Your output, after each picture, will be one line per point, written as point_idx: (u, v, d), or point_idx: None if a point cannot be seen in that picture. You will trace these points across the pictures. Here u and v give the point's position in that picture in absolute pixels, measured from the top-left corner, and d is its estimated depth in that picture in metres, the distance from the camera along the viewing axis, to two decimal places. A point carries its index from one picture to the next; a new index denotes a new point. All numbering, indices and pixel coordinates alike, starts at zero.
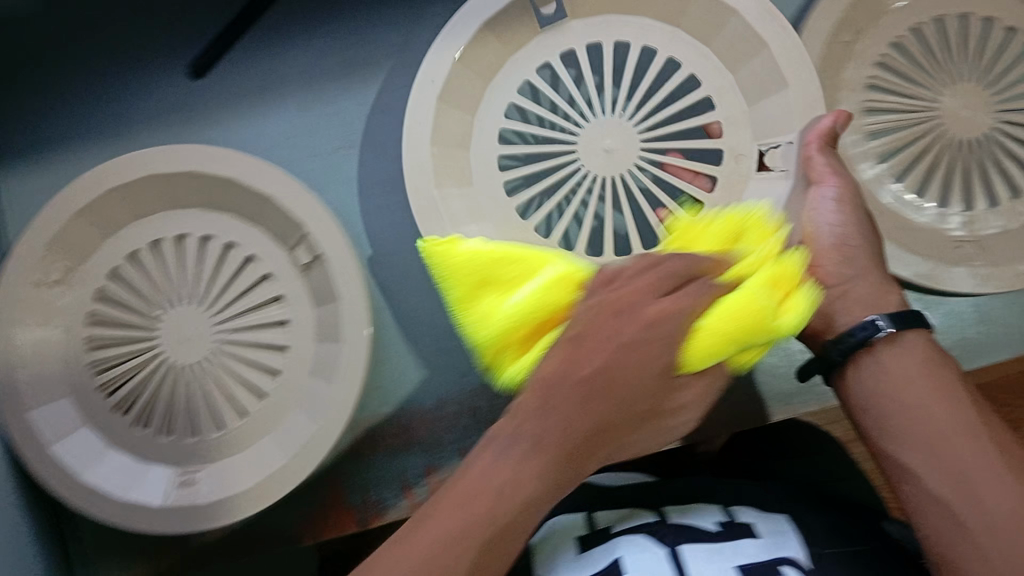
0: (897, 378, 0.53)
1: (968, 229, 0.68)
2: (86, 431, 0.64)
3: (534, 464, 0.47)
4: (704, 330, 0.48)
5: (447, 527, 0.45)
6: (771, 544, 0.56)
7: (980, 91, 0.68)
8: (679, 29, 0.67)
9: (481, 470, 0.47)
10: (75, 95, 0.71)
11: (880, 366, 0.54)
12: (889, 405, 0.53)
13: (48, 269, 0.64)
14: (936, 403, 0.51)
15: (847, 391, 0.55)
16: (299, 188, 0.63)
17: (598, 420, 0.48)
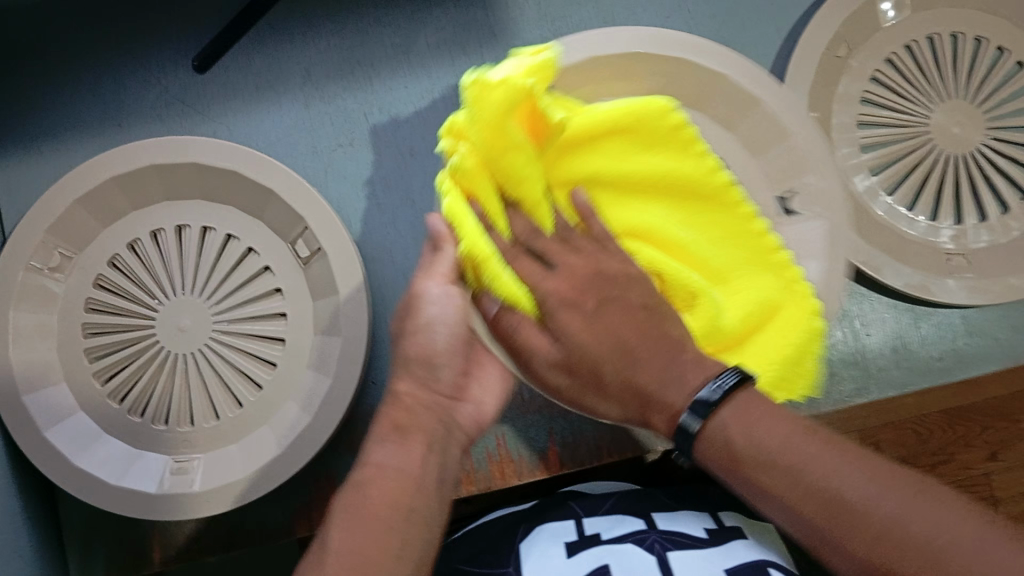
0: (724, 460, 0.49)
1: (956, 243, 0.70)
2: (81, 417, 0.65)
3: (392, 438, 0.52)
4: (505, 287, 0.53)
5: (343, 538, 0.47)
6: (756, 548, 0.58)
7: (971, 108, 0.69)
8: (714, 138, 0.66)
9: (350, 506, 0.49)
10: (76, 85, 0.71)
11: (708, 452, 0.50)
12: (760, 466, 0.48)
13: (48, 255, 0.64)
14: (807, 470, 0.47)
15: (712, 457, 0.50)
16: (297, 178, 0.64)
17: (415, 415, 0.53)
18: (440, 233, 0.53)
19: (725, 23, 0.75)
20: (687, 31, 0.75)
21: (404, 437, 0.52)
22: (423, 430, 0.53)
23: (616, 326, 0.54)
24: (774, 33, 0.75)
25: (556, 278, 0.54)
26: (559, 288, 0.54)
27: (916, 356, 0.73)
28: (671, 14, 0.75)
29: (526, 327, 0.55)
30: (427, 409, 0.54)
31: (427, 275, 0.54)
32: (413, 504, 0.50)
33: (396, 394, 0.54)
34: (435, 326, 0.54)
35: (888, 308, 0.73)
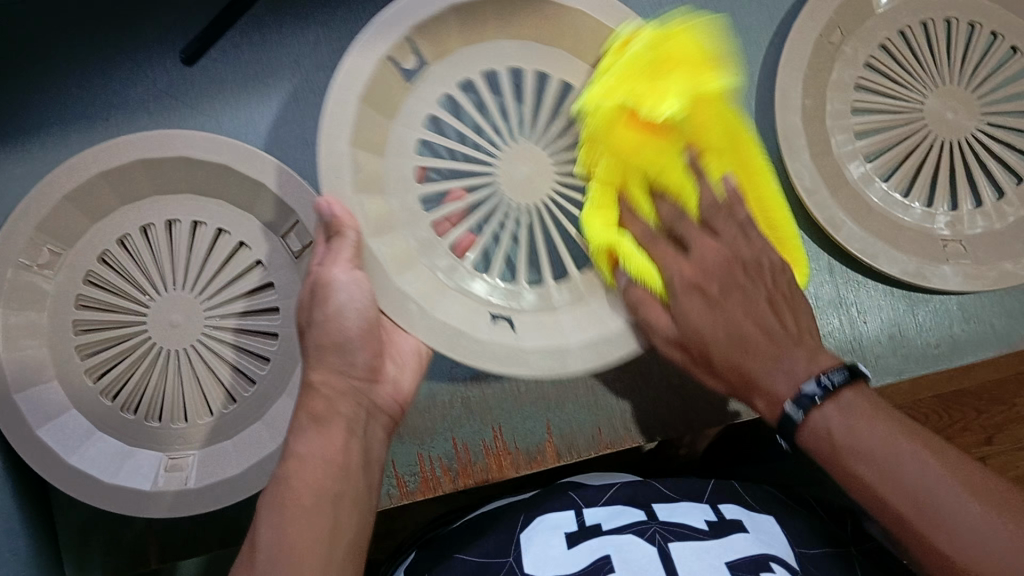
0: (824, 448, 0.51)
1: (952, 229, 0.69)
2: (74, 415, 0.64)
3: (315, 425, 0.54)
4: (635, 269, 0.59)
5: (273, 530, 0.50)
6: (760, 540, 0.58)
7: (965, 94, 0.69)
8: None
9: (275, 494, 0.52)
10: (63, 78, 0.70)
11: (809, 440, 0.52)
12: (863, 455, 0.49)
13: (37, 252, 0.63)
14: (896, 465, 0.48)
15: (824, 442, 0.51)
16: (288, 171, 0.63)
17: (333, 402, 0.56)
18: (338, 219, 0.55)
19: (718, 9, 0.75)
20: None
21: (324, 423, 0.55)
22: (341, 417, 0.56)
23: (737, 318, 0.56)
24: (768, 21, 0.75)
25: (684, 260, 0.58)
26: (683, 274, 0.58)
27: (913, 343, 0.73)
28: (663, 1, 0.74)
29: (654, 309, 0.58)
30: (341, 395, 0.57)
31: (333, 261, 0.55)
32: (338, 490, 0.53)
33: (311, 383, 0.56)
34: (345, 310, 0.56)
35: (884, 295, 0.73)
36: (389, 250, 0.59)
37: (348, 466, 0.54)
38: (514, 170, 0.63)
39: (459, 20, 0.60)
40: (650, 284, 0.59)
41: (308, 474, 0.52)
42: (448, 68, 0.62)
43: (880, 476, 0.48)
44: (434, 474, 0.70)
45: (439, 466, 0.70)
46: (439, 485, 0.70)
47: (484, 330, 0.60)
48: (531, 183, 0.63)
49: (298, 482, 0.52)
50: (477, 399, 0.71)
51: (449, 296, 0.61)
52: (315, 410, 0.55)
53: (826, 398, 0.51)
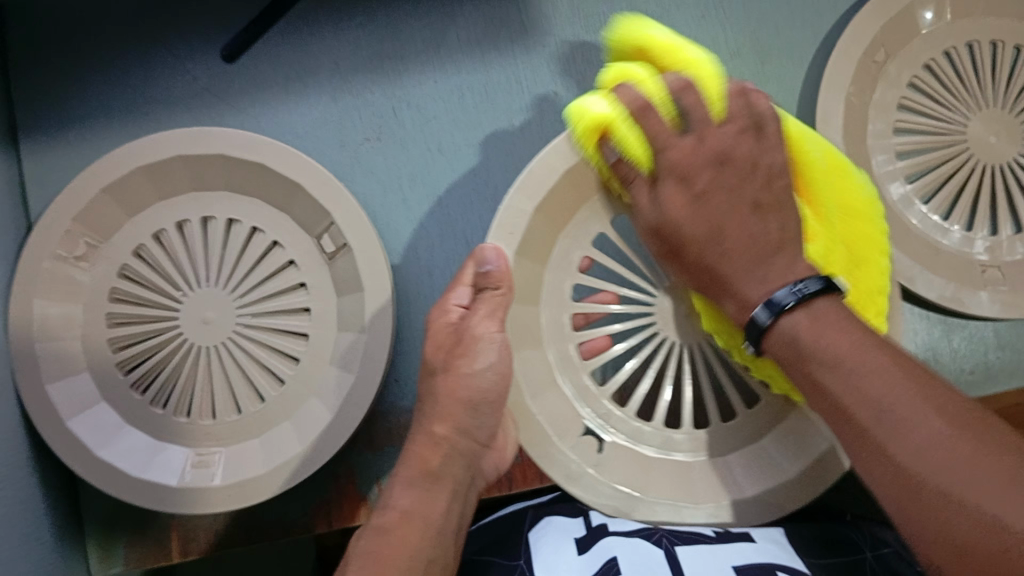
0: (790, 354, 0.47)
1: (990, 254, 0.68)
2: (104, 407, 0.65)
3: (420, 482, 0.57)
4: (630, 138, 0.49)
5: None
6: (766, 550, 0.56)
7: (1009, 117, 0.68)
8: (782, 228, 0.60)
9: (370, 546, 0.54)
10: (105, 71, 0.71)
11: (776, 347, 0.48)
12: (833, 367, 0.44)
13: (73, 244, 0.64)
14: (849, 380, 0.44)
15: (792, 347, 0.46)
16: (323, 172, 0.63)
17: (445, 462, 0.57)
18: (493, 275, 0.54)
19: (759, 24, 0.74)
20: (721, 31, 0.74)
21: (434, 483, 0.57)
22: (451, 478, 0.58)
23: (727, 212, 0.49)
24: (808, 38, 0.75)
25: (684, 141, 0.49)
26: (675, 159, 0.49)
27: (948, 369, 0.72)
28: (704, 14, 0.74)
29: (638, 184, 0.51)
30: (457, 456, 0.58)
31: (478, 317, 0.56)
32: (431, 557, 0.55)
33: (431, 436, 0.58)
34: (484, 371, 0.55)
35: (919, 319, 0.72)
36: (530, 322, 0.59)
37: (437, 523, 0.56)
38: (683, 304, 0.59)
39: None
40: (639, 159, 0.50)
41: (404, 539, 0.54)
42: None
43: (834, 391, 0.44)
44: None
45: None
46: None
47: (571, 442, 0.58)
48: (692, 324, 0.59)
49: (397, 541, 0.54)
50: None
51: (554, 396, 0.58)
52: (430, 465, 0.57)
53: (796, 309, 0.47)
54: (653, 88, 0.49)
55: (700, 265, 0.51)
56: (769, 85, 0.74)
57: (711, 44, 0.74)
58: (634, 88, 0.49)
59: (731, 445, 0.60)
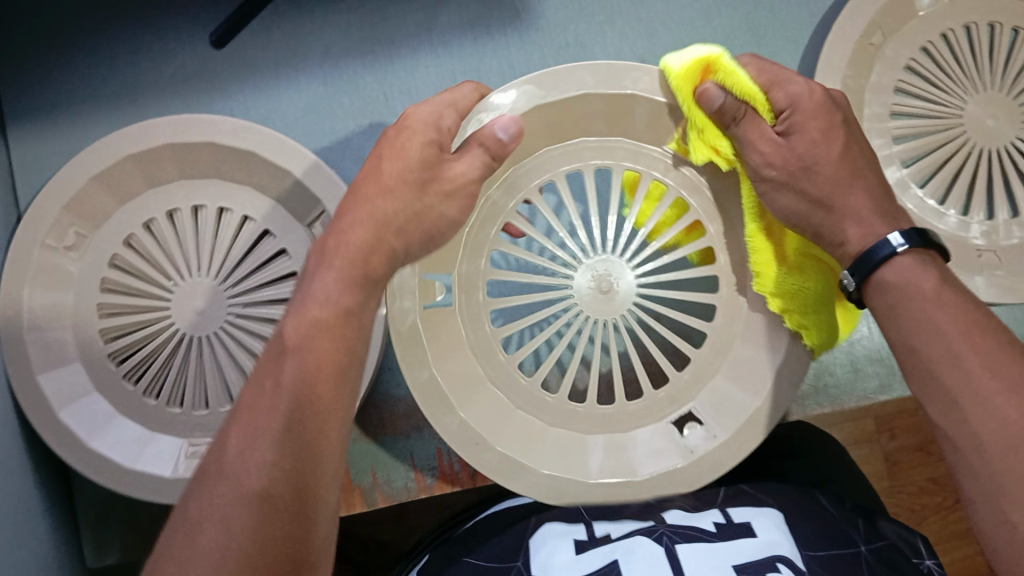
0: (885, 303, 0.50)
1: (986, 239, 0.68)
2: (95, 398, 0.64)
3: (320, 332, 0.44)
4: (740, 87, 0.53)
5: (226, 461, 0.40)
6: (768, 543, 0.55)
7: (1007, 100, 0.67)
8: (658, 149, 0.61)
9: (235, 439, 0.41)
10: (92, 58, 0.70)
11: (876, 296, 0.51)
12: (902, 321, 0.49)
13: (63, 233, 0.63)
14: (959, 335, 0.47)
15: (881, 295, 0.51)
16: (317, 160, 0.63)
17: (346, 299, 0.46)
18: (504, 141, 0.52)
19: (756, 7, 0.74)
20: (716, 15, 0.73)
21: (319, 352, 0.43)
22: (353, 335, 0.45)
23: (835, 162, 0.54)
24: (805, 20, 0.74)
25: (811, 101, 0.54)
26: (805, 105, 0.54)
27: None
28: None
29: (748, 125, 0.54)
30: (355, 295, 0.46)
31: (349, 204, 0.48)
32: (298, 468, 0.40)
33: (330, 298, 0.45)
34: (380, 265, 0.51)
35: None
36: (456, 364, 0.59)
37: (364, 324, 0.46)
38: (589, 281, 0.61)
39: (557, 109, 0.57)
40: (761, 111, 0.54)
41: (276, 411, 0.41)
42: (508, 196, 0.61)
43: (945, 344, 0.47)
44: (453, 470, 0.71)
45: (458, 461, 0.71)
46: (457, 481, 0.70)
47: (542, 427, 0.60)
48: (614, 297, 0.61)
49: (271, 419, 0.41)
50: None
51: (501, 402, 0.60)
52: (328, 308, 0.45)
53: (925, 246, 0.50)
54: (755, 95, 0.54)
55: (810, 201, 0.54)
56: None
57: (707, 27, 0.73)
58: (720, 89, 0.53)
59: (701, 377, 0.61)
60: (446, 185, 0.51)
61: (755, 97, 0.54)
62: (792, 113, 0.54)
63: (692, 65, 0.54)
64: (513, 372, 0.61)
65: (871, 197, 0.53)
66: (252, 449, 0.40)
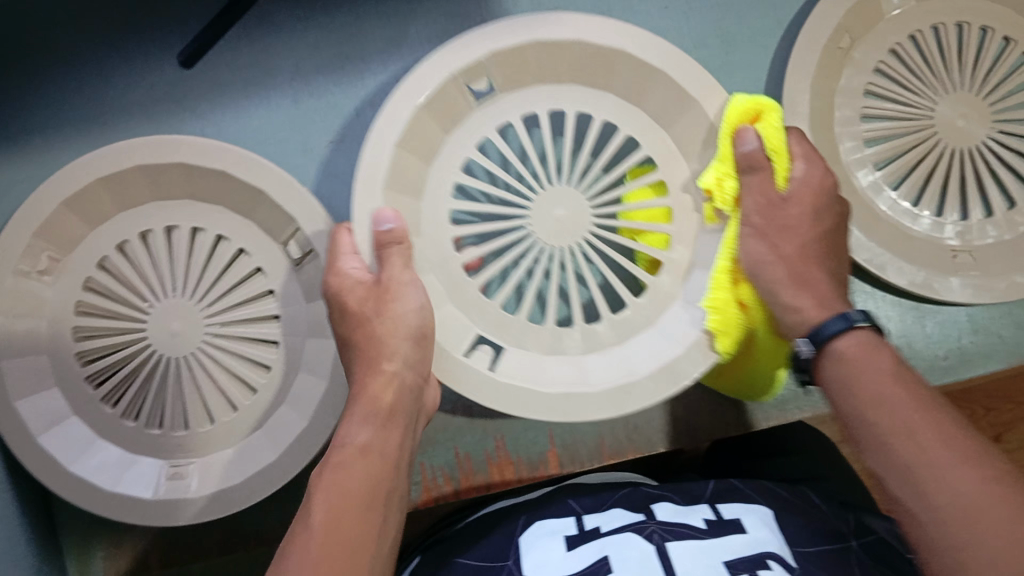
0: (837, 377, 0.51)
1: (961, 239, 0.69)
2: (73, 422, 0.64)
3: (369, 426, 0.54)
4: (772, 138, 0.59)
5: (289, 547, 0.47)
6: (757, 541, 0.56)
7: (977, 101, 0.68)
8: (627, 104, 0.64)
9: (301, 532, 0.48)
10: (62, 82, 0.70)
11: (831, 371, 0.52)
12: (852, 395, 0.50)
13: (36, 258, 0.63)
14: (907, 409, 0.47)
15: (828, 372, 0.52)
16: (288, 177, 0.63)
17: (385, 432, 0.55)
18: (394, 231, 0.57)
19: (725, 12, 0.74)
20: (685, 21, 0.73)
21: (371, 455, 0.53)
22: (398, 428, 0.56)
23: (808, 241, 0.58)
24: (775, 24, 0.74)
25: (810, 173, 0.59)
26: (806, 180, 0.59)
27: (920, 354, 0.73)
28: (669, 4, 0.73)
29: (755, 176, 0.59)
30: (395, 391, 0.56)
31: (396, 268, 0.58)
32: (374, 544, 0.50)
33: (352, 435, 0.53)
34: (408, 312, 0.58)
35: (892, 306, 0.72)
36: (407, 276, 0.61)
37: (382, 460, 0.53)
38: (547, 207, 0.63)
39: (534, 53, 0.60)
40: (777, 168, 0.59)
41: (337, 497, 0.50)
42: (486, 117, 0.63)
43: (891, 415, 0.47)
44: (436, 483, 0.72)
45: (441, 475, 0.72)
46: (441, 493, 0.72)
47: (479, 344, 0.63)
48: (568, 225, 0.63)
49: (326, 512, 0.49)
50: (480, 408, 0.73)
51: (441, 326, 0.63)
52: (372, 414, 0.55)
53: (872, 326, 0.52)
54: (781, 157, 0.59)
55: (781, 257, 0.58)
56: (736, 75, 0.74)
57: (677, 34, 0.73)
58: (756, 135, 0.58)
59: (622, 334, 0.64)
60: (387, 293, 0.58)
61: (779, 153, 0.59)
62: (801, 183, 0.59)
63: (749, 104, 0.58)
64: (463, 311, 0.63)
65: (837, 276, 0.58)
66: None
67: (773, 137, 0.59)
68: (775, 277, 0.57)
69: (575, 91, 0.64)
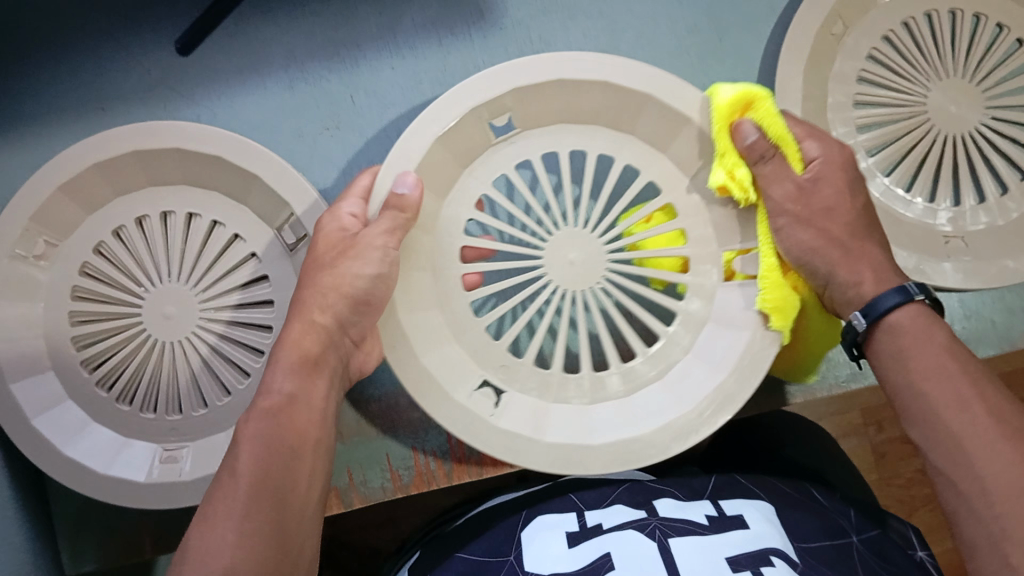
0: (890, 348, 0.55)
1: (954, 224, 0.69)
2: (67, 406, 0.64)
3: (296, 366, 0.55)
4: (773, 126, 0.58)
5: (203, 514, 0.48)
6: (759, 535, 0.55)
7: (969, 87, 0.68)
8: (648, 146, 0.63)
9: (220, 489, 0.49)
10: (58, 70, 0.70)
11: (883, 343, 0.56)
12: (902, 364, 0.54)
13: (31, 243, 0.63)
14: (961, 383, 0.51)
15: (879, 345, 0.56)
16: (280, 162, 0.63)
17: (309, 344, 0.56)
18: (407, 197, 0.55)
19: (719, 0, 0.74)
20: (679, 9, 0.74)
21: (297, 400, 0.54)
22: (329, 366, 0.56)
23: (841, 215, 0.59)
24: (768, 12, 0.74)
25: (827, 147, 0.60)
26: (828, 156, 0.60)
27: None
28: None
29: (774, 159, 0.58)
30: (310, 333, 0.56)
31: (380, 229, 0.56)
32: (291, 499, 0.50)
33: (275, 378, 0.54)
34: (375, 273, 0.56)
35: None
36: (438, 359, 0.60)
37: (313, 406, 0.54)
38: (563, 259, 0.63)
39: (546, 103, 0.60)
40: (788, 152, 0.59)
41: (256, 451, 0.50)
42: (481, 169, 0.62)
43: (953, 388, 0.51)
44: (428, 469, 0.71)
45: (433, 461, 0.71)
46: (433, 481, 0.71)
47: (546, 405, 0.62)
48: (577, 269, 0.63)
49: (246, 460, 0.50)
50: None
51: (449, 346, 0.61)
52: (286, 349, 0.55)
53: (926, 301, 0.55)
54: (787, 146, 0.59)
55: (830, 239, 0.59)
56: (730, 61, 0.74)
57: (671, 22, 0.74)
58: (754, 129, 0.57)
59: (630, 383, 0.63)
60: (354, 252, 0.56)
61: (780, 134, 0.58)
62: (821, 162, 0.59)
63: (738, 96, 0.57)
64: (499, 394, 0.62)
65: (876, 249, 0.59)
66: (218, 536, 0.46)
67: (776, 124, 0.58)
68: (831, 260, 0.58)
69: (571, 132, 0.62)
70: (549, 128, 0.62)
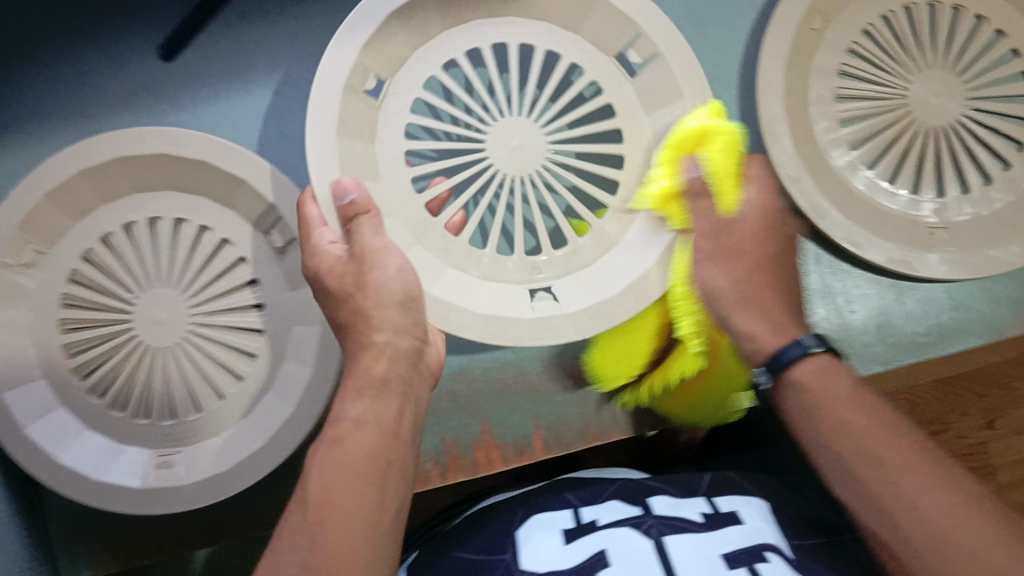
0: (800, 405, 0.53)
1: (938, 216, 0.69)
2: (59, 412, 0.64)
3: (361, 393, 0.52)
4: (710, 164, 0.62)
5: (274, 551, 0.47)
6: (753, 532, 0.55)
7: (949, 79, 0.69)
8: (569, 33, 0.66)
9: (290, 526, 0.48)
10: (42, 77, 0.70)
11: (794, 401, 0.54)
12: (814, 420, 0.52)
13: (19, 251, 0.63)
14: (871, 438, 0.50)
15: (788, 403, 0.54)
16: (266, 166, 0.64)
17: (375, 367, 0.53)
18: (357, 201, 0.56)
19: None
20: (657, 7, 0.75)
21: (362, 423, 0.51)
22: (397, 382, 0.54)
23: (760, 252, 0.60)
24: (745, 8, 0.75)
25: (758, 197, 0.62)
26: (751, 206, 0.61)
27: (901, 331, 0.77)
28: None
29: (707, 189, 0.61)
30: (397, 340, 0.55)
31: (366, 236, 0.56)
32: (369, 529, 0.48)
33: (345, 408, 0.52)
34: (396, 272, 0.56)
35: (870, 284, 0.77)
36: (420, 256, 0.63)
37: (388, 429, 0.52)
38: (508, 142, 0.66)
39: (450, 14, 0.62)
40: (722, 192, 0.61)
41: (322, 481, 0.48)
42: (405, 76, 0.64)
43: (865, 446, 0.50)
44: (423, 470, 0.71)
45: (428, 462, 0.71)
46: (429, 479, 0.71)
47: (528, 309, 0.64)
48: (523, 155, 0.66)
49: (315, 489, 0.48)
50: (463, 391, 0.73)
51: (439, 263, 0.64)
52: (355, 377, 0.53)
53: (826, 352, 0.54)
54: (725, 180, 0.62)
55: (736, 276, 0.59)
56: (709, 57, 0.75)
57: None
58: (696, 164, 0.62)
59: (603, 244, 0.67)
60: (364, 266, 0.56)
61: (718, 171, 0.62)
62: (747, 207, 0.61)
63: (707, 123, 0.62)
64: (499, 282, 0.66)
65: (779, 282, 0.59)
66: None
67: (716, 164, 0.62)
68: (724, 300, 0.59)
69: (511, 27, 0.65)
70: (468, 28, 0.65)
